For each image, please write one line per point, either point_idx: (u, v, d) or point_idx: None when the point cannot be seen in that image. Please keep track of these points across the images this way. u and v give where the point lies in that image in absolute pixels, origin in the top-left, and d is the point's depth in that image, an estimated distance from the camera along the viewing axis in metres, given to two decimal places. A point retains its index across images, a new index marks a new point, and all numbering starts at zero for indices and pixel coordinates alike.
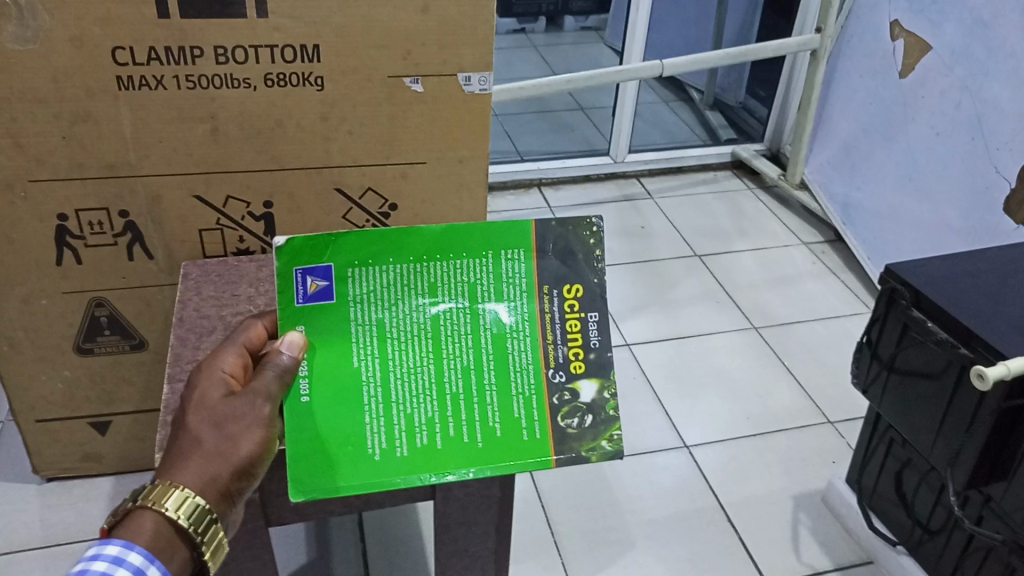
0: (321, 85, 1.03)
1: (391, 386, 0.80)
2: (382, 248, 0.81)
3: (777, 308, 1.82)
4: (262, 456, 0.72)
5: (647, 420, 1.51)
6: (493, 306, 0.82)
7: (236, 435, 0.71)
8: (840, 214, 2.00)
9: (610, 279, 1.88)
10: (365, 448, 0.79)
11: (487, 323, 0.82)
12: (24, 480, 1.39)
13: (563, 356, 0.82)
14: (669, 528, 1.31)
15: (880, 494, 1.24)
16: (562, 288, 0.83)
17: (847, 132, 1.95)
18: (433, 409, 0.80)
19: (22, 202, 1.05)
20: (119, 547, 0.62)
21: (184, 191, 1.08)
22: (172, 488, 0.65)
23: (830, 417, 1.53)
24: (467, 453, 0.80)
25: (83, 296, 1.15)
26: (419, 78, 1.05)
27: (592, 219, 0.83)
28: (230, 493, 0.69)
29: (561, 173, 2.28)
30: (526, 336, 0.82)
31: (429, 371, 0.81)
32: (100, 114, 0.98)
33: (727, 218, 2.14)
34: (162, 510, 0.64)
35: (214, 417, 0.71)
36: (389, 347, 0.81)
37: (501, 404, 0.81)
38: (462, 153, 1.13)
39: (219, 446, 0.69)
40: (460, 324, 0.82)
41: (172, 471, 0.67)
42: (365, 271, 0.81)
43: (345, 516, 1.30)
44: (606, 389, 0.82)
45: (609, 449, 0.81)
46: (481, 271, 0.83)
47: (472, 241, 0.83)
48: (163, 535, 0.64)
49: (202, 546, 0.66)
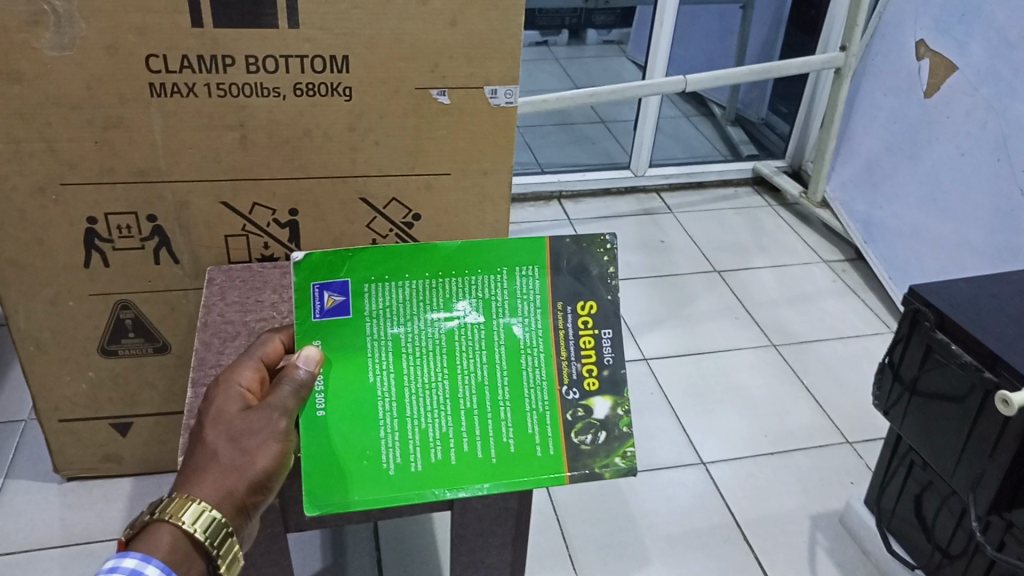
0: (348, 95, 1.04)
1: (407, 401, 0.81)
2: (398, 264, 0.83)
3: (797, 325, 1.81)
4: (278, 470, 0.73)
5: (664, 436, 1.50)
6: (507, 322, 0.84)
7: (252, 450, 0.71)
8: (861, 233, 1.99)
9: (629, 292, 1.88)
10: (380, 462, 0.79)
11: (501, 339, 0.83)
12: (45, 479, 1.39)
13: (577, 373, 0.83)
14: (685, 544, 1.30)
15: (900, 516, 1.23)
16: (576, 304, 0.84)
17: (870, 151, 1.94)
18: (448, 424, 0.81)
19: (53, 206, 1.07)
20: (137, 560, 0.62)
21: (211, 198, 1.09)
22: (189, 501, 0.66)
23: (849, 437, 1.52)
24: (481, 468, 0.80)
25: (109, 299, 1.17)
26: (446, 90, 1.06)
27: (606, 237, 0.84)
28: (246, 507, 0.70)
29: (582, 186, 2.28)
30: (540, 352, 0.83)
31: (444, 386, 0.82)
32: (132, 120, 1.00)
33: (748, 234, 2.14)
34: (180, 523, 0.64)
35: (230, 431, 0.71)
36: (404, 362, 0.82)
37: (515, 420, 0.82)
38: (486, 165, 1.14)
39: (236, 461, 0.70)
40: (474, 340, 0.83)
41: (189, 485, 0.68)
42: (381, 287, 0.83)
43: (361, 524, 1.30)
44: (620, 406, 0.82)
45: (622, 466, 0.81)
46: (495, 288, 0.84)
47: (487, 258, 0.84)
48: (180, 548, 0.64)
49: (218, 561, 0.66)
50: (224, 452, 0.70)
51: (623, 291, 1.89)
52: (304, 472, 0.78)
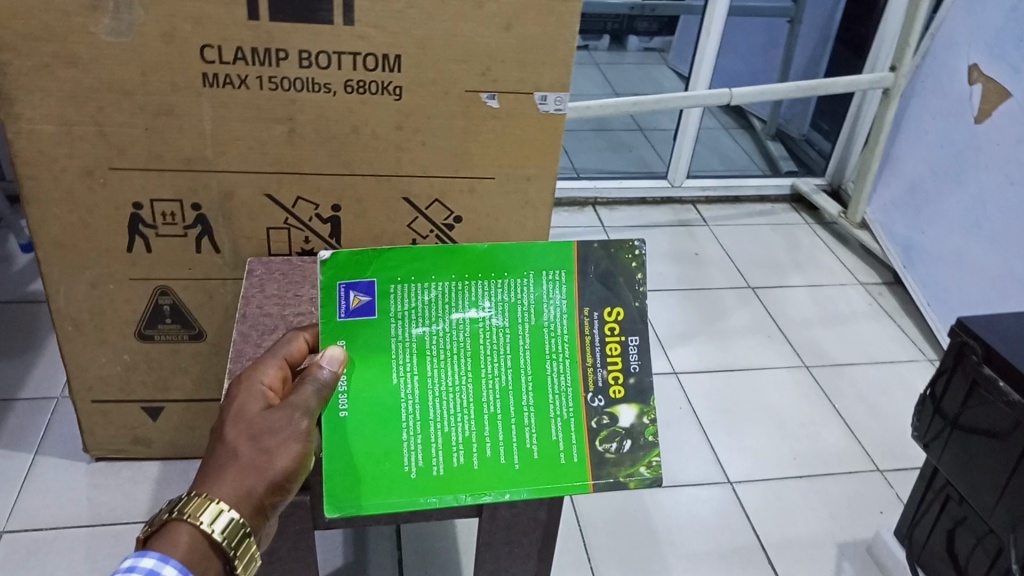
0: (398, 95, 1.03)
1: (430, 403, 0.81)
2: (424, 265, 0.83)
3: (830, 347, 1.79)
4: (298, 471, 0.72)
5: (691, 451, 1.49)
6: (533, 328, 0.83)
7: (273, 449, 0.70)
8: (900, 256, 1.96)
9: (660, 303, 1.87)
10: (401, 465, 0.79)
11: (526, 343, 0.83)
12: (74, 458, 1.37)
13: (602, 380, 0.82)
14: (709, 565, 1.28)
15: (930, 550, 1.21)
16: (603, 310, 0.83)
17: (914, 174, 1.91)
18: (471, 428, 0.80)
19: (100, 189, 1.07)
20: (154, 560, 0.62)
21: (256, 189, 1.09)
22: (207, 501, 0.65)
23: (880, 465, 1.49)
24: (504, 474, 0.80)
25: (149, 284, 1.17)
26: (495, 94, 1.05)
27: (635, 243, 0.83)
28: (264, 507, 0.69)
29: (617, 193, 2.27)
30: (566, 358, 0.83)
31: (468, 390, 0.81)
32: (183, 109, 1.01)
33: (784, 251, 2.12)
34: (198, 523, 0.64)
35: (251, 430, 0.71)
36: (428, 364, 0.81)
37: (540, 427, 0.81)
38: (530, 171, 1.13)
39: (256, 461, 0.69)
40: (499, 344, 0.82)
41: (208, 483, 0.67)
42: (407, 287, 0.82)
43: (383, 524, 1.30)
44: (646, 415, 0.82)
45: (647, 475, 0.80)
46: (522, 291, 0.83)
47: (514, 261, 0.84)
48: (198, 548, 0.64)
49: (234, 561, 0.66)
50: (245, 451, 0.69)
51: (654, 302, 1.87)
52: (325, 474, 0.77)
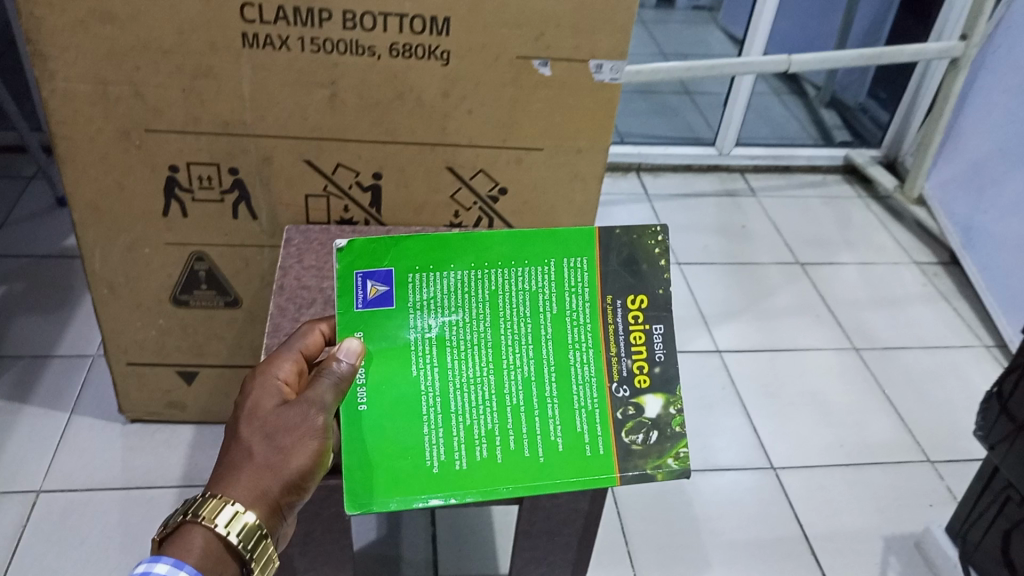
0: (446, 60, 0.98)
1: (450, 396, 0.76)
2: (442, 255, 0.80)
3: (881, 330, 1.72)
4: (315, 468, 0.68)
5: (733, 435, 1.45)
6: (554, 318, 0.79)
7: (289, 448, 0.67)
8: (959, 237, 1.87)
9: (704, 278, 1.82)
10: (423, 460, 0.74)
11: (548, 332, 0.78)
12: (110, 418, 1.36)
13: (626, 370, 0.78)
14: (749, 555, 1.25)
15: (983, 550, 1.16)
16: (626, 298, 0.78)
17: (979, 151, 1.81)
18: (493, 422, 0.76)
19: (136, 151, 1.04)
20: (169, 566, 0.60)
21: (294, 155, 1.06)
22: (222, 503, 0.62)
23: (930, 457, 1.44)
24: (527, 468, 0.75)
25: (185, 250, 1.15)
26: (548, 61, 0.99)
27: (658, 227, 0.80)
28: (280, 507, 0.66)
29: (663, 160, 2.19)
30: (589, 348, 0.78)
31: (489, 382, 0.77)
32: (221, 70, 0.96)
33: (835, 226, 2.04)
34: (213, 526, 0.62)
35: (266, 428, 0.67)
36: (448, 355, 0.77)
37: (565, 420, 0.76)
38: (581, 144, 1.08)
39: (273, 459, 0.66)
40: (520, 333, 0.78)
41: (223, 484, 0.65)
42: (425, 276, 0.80)
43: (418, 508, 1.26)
44: (673, 405, 0.77)
45: (676, 468, 0.75)
46: (542, 280, 0.79)
47: (533, 248, 0.80)
48: (213, 552, 0.62)
49: (251, 563, 0.63)
50: (260, 449, 0.66)
51: (697, 277, 1.82)
52: (343, 471, 0.73)
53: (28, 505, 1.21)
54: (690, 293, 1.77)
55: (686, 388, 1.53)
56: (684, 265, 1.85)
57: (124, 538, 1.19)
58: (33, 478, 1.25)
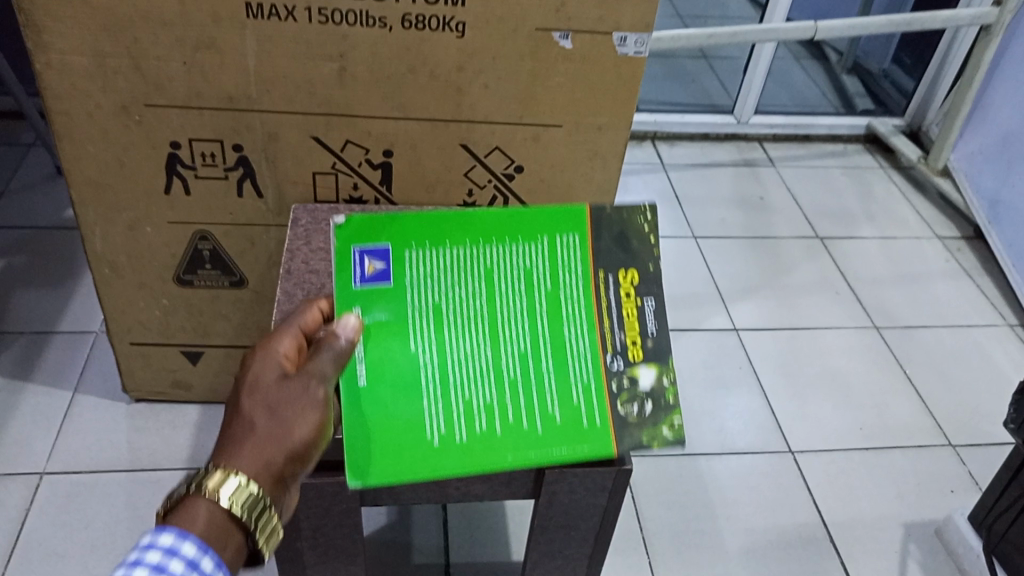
0: (461, 32, 0.92)
1: (447, 370, 0.74)
2: (437, 232, 0.80)
3: (902, 308, 1.68)
4: (318, 441, 0.64)
5: (751, 418, 1.41)
6: (549, 293, 0.77)
7: (292, 418, 0.63)
8: (985, 211, 1.81)
9: (721, 253, 1.77)
10: (421, 432, 0.71)
11: (543, 305, 0.77)
12: (114, 397, 1.33)
13: (620, 343, 0.75)
14: (767, 542, 1.23)
15: (1008, 541, 1.13)
16: (617, 272, 0.77)
17: (1009, 122, 1.75)
18: (491, 395, 0.73)
19: (137, 127, 0.99)
20: (172, 537, 0.54)
21: (301, 131, 1.01)
22: (226, 471, 0.57)
23: (952, 440, 1.41)
24: (524, 440, 0.72)
25: (188, 229, 1.10)
26: (570, 34, 0.94)
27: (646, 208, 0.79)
28: (284, 480, 0.61)
29: (680, 128, 2.12)
30: (582, 321, 0.76)
31: (486, 355, 0.75)
32: (224, 42, 0.91)
33: (856, 198, 1.98)
34: (217, 495, 0.57)
35: (267, 400, 0.63)
36: (445, 329, 0.76)
37: (562, 391, 0.74)
38: (602, 120, 1.03)
39: (276, 430, 0.61)
40: (516, 307, 0.77)
41: (224, 456, 0.59)
42: (422, 253, 0.79)
43: (429, 510, 1.21)
44: (666, 375, 0.74)
45: (670, 437, 0.72)
46: (537, 256, 0.79)
47: (527, 226, 0.80)
48: (217, 524, 0.57)
49: (256, 535, 0.58)
50: (262, 420, 0.61)
51: (714, 252, 1.77)
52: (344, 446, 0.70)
53: (33, 488, 1.18)
54: (707, 268, 1.73)
55: (702, 369, 1.49)
56: (700, 239, 1.80)
57: (131, 522, 1.17)
58: (37, 460, 1.22)
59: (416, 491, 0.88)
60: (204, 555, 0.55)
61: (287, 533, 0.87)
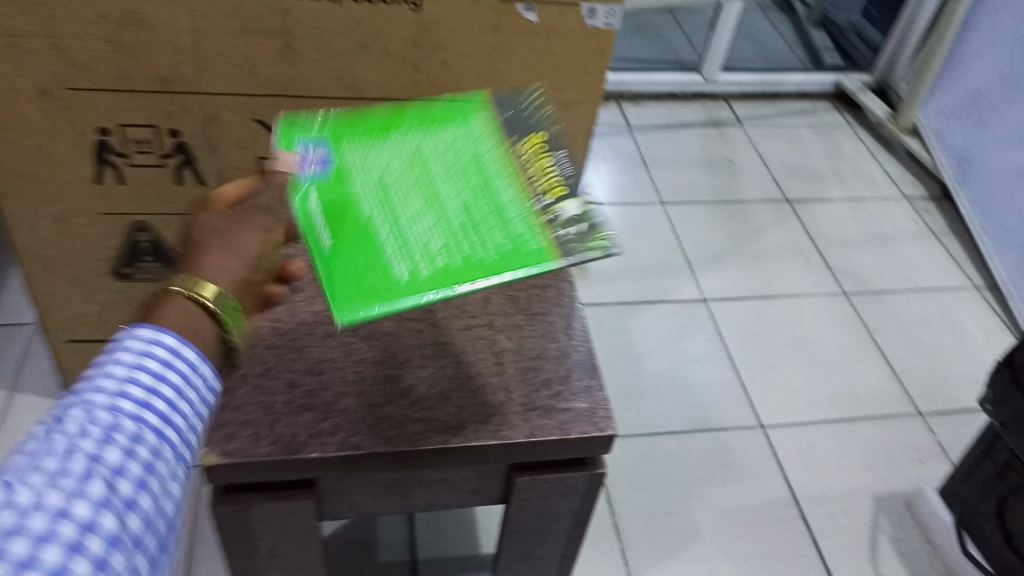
0: (416, 5, 0.85)
1: (378, 228, 0.61)
2: (360, 121, 0.70)
3: (870, 272, 1.66)
4: (272, 254, 0.61)
5: (723, 392, 1.39)
6: (476, 151, 0.66)
7: (244, 235, 0.59)
8: (955, 169, 1.80)
9: (689, 218, 1.73)
10: (383, 272, 0.58)
11: (467, 163, 0.65)
12: (58, 392, 1.26)
13: (549, 181, 0.64)
14: (739, 521, 1.21)
15: (981, 514, 1.11)
16: (526, 136, 0.68)
17: (982, 78, 1.71)
18: (423, 236, 0.60)
19: (60, 112, 0.90)
20: (149, 331, 0.52)
21: (244, 114, 0.93)
22: (196, 274, 0.55)
23: (921, 408, 1.40)
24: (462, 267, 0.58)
25: (123, 220, 1.03)
26: (534, 6, 0.87)
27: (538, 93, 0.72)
28: (247, 290, 0.58)
29: (645, 87, 2.06)
30: (508, 167, 0.65)
31: (415, 208, 0.62)
32: (152, 18, 0.82)
33: (824, 158, 1.94)
34: (189, 290, 0.54)
35: (220, 222, 0.60)
36: (377, 197, 0.63)
37: (498, 214, 0.61)
38: (568, 97, 0.97)
39: (222, 243, 0.58)
40: (439, 167, 0.65)
41: (187, 266, 0.57)
42: (351, 146, 0.68)
43: (396, 522, 1.17)
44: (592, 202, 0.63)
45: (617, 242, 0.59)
46: (458, 132, 0.68)
47: (442, 111, 0.70)
48: (191, 315, 0.54)
49: (228, 331, 0.55)
50: (209, 237, 0.59)
51: (682, 217, 1.73)
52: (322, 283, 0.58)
53: None
54: (675, 235, 1.68)
55: (672, 341, 1.46)
56: (668, 204, 1.76)
57: None
58: None
59: (380, 501, 0.84)
60: (186, 365, 0.52)
61: (244, 550, 0.83)
